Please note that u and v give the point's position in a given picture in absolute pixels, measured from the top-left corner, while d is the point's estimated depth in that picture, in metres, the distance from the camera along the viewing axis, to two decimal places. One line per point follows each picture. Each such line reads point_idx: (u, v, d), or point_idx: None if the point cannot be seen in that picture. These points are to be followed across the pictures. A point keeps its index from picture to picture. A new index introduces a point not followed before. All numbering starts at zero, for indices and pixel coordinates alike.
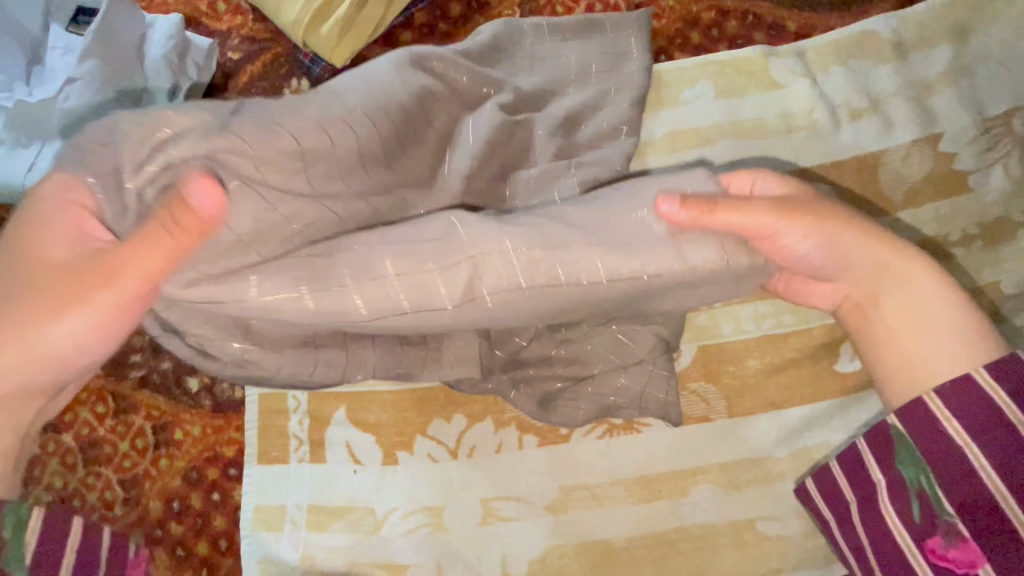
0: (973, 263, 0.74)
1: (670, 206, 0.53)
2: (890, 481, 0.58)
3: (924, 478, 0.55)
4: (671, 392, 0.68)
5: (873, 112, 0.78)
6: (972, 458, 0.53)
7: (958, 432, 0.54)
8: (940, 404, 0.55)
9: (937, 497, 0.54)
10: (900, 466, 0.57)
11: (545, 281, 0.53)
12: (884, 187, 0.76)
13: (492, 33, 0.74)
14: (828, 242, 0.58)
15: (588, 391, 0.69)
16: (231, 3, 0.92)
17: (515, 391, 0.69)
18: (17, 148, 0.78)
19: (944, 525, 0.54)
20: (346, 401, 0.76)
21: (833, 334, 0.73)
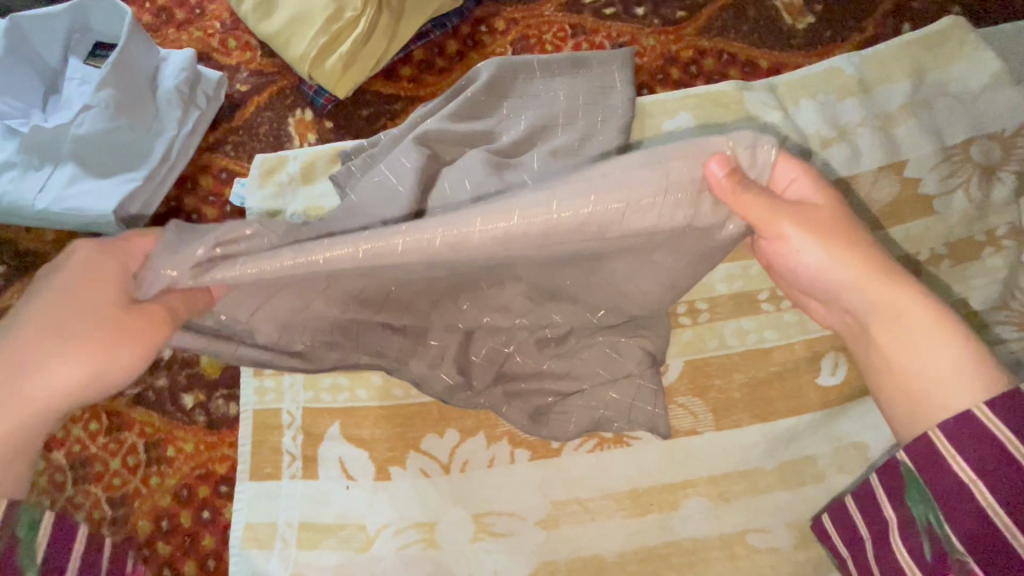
0: (944, 280, 0.78)
1: (718, 168, 0.51)
2: (901, 518, 0.53)
3: (933, 514, 0.50)
4: (659, 404, 0.70)
5: (841, 141, 0.84)
6: (981, 497, 0.47)
7: (964, 468, 0.48)
8: (944, 439, 0.50)
9: (948, 535, 0.49)
10: (911, 502, 0.52)
11: (545, 219, 0.50)
12: (855, 210, 0.81)
13: (490, 74, 0.79)
14: (834, 267, 0.55)
15: (578, 405, 0.70)
16: (242, 41, 0.99)
17: (508, 405, 0.71)
18: (29, 170, 0.82)
19: (956, 564, 0.48)
20: (340, 416, 0.77)
21: (813, 348, 0.76)
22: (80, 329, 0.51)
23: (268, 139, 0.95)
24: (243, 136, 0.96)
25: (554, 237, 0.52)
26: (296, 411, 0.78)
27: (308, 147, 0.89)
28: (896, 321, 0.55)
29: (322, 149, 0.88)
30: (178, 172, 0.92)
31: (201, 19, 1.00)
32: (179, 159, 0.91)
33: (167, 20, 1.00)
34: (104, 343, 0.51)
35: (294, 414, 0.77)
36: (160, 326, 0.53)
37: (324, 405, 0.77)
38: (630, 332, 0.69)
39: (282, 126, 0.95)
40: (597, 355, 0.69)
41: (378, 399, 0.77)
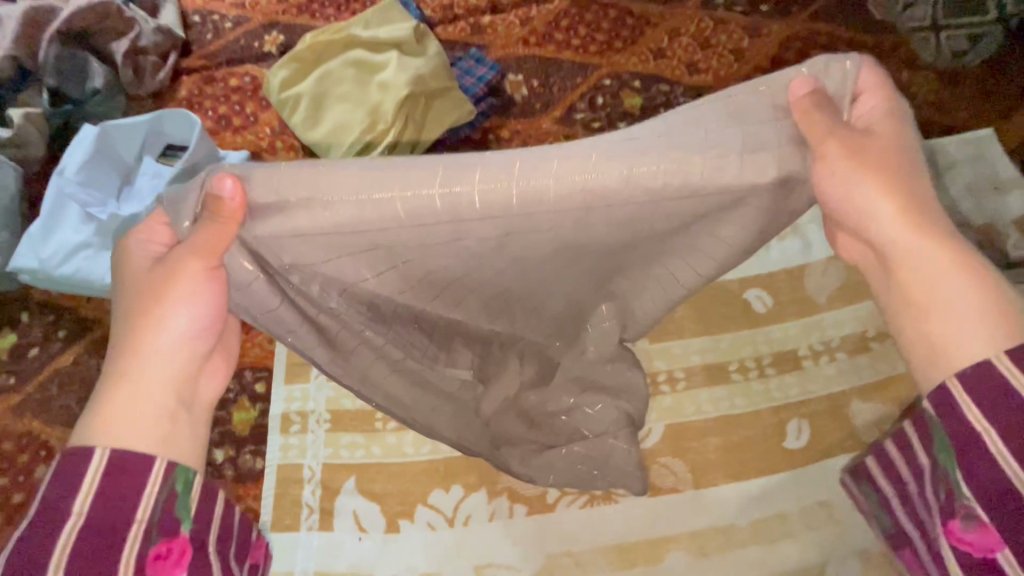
0: (890, 355, 0.89)
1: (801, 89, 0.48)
2: (932, 463, 0.50)
3: (951, 462, 0.45)
4: (631, 463, 0.79)
5: (793, 235, 0.99)
6: (992, 446, 0.42)
7: (976, 418, 0.43)
8: (958, 388, 0.44)
9: (959, 482, 0.45)
10: (933, 450, 0.48)
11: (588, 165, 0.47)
12: (808, 293, 0.94)
13: None
14: (866, 195, 0.47)
15: (559, 456, 0.79)
16: (288, 143, 1.17)
17: (498, 453, 0.77)
18: (102, 250, 0.97)
19: (963, 509, 0.45)
20: (356, 472, 0.85)
21: (779, 415, 0.86)
22: (154, 285, 0.52)
23: None
24: None
25: (635, 181, 0.48)
26: (316, 466, 0.86)
27: None
28: (919, 264, 0.47)
29: None
30: None
31: (254, 127, 1.20)
32: None
33: (227, 127, 1.20)
34: (189, 281, 0.51)
35: (314, 468, 0.86)
36: (201, 249, 0.49)
37: (342, 461, 0.86)
38: (613, 395, 0.78)
39: None
40: (581, 414, 0.78)
41: (390, 457, 0.86)
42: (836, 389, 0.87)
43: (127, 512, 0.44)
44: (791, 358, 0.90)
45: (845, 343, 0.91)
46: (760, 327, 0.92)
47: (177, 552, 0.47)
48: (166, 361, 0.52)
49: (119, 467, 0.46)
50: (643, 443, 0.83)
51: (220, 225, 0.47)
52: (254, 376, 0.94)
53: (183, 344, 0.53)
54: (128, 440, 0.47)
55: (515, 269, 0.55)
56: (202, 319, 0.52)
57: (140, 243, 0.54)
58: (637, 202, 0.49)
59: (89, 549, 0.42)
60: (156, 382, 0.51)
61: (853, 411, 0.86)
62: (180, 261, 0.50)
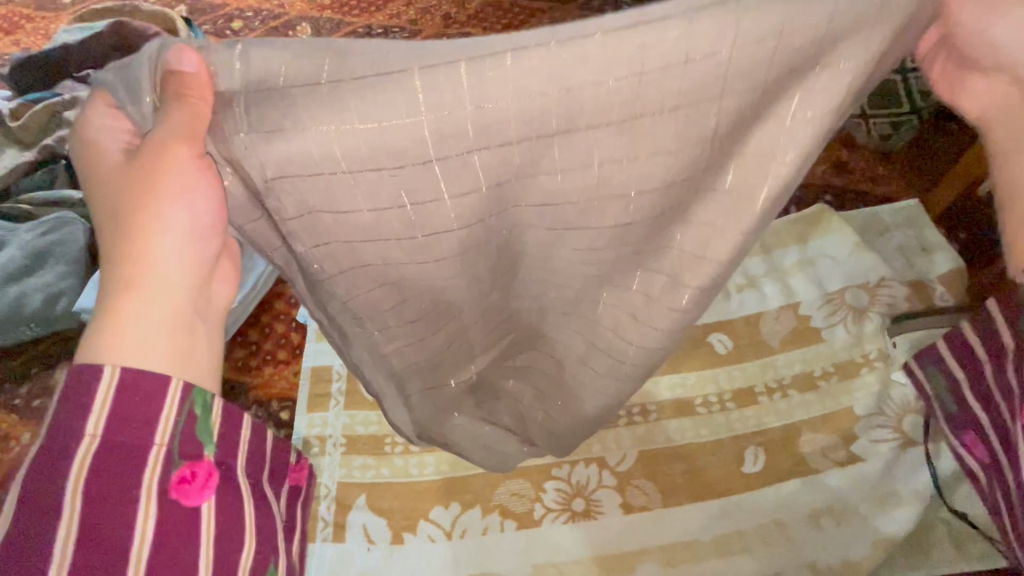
0: (835, 392, 1.02)
1: None
2: None
3: None
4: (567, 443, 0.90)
5: (750, 287, 1.15)
6: None
7: None
8: None
9: None
10: None
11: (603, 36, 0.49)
12: (764, 337, 1.09)
13: None
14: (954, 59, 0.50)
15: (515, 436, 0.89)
16: None
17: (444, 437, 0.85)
18: None
19: None
20: (367, 490, 0.97)
21: (738, 443, 0.98)
22: (137, 181, 0.54)
23: None
24: None
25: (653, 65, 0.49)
26: (332, 484, 0.98)
27: None
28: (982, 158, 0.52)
29: None
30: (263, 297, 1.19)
31: None
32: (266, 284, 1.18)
33: None
34: (171, 182, 0.52)
35: (330, 486, 0.98)
36: (179, 134, 0.50)
37: (355, 480, 0.98)
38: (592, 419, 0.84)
39: None
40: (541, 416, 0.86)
41: (397, 477, 0.98)
42: (788, 420, 1.00)
43: (140, 439, 0.49)
44: (748, 394, 1.03)
45: (796, 381, 1.04)
46: (721, 366, 1.06)
47: (202, 476, 0.52)
48: (172, 265, 0.55)
49: (131, 385, 0.50)
50: (618, 466, 0.95)
51: (189, 108, 0.49)
52: (281, 405, 1.08)
53: (178, 247, 0.55)
54: (141, 362, 0.52)
55: (503, 212, 0.55)
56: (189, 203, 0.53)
57: (116, 152, 0.56)
58: (631, 107, 0.50)
59: (110, 475, 0.48)
60: (161, 288, 0.54)
61: (804, 440, 0.98)
62: (156, 160, 0.52)
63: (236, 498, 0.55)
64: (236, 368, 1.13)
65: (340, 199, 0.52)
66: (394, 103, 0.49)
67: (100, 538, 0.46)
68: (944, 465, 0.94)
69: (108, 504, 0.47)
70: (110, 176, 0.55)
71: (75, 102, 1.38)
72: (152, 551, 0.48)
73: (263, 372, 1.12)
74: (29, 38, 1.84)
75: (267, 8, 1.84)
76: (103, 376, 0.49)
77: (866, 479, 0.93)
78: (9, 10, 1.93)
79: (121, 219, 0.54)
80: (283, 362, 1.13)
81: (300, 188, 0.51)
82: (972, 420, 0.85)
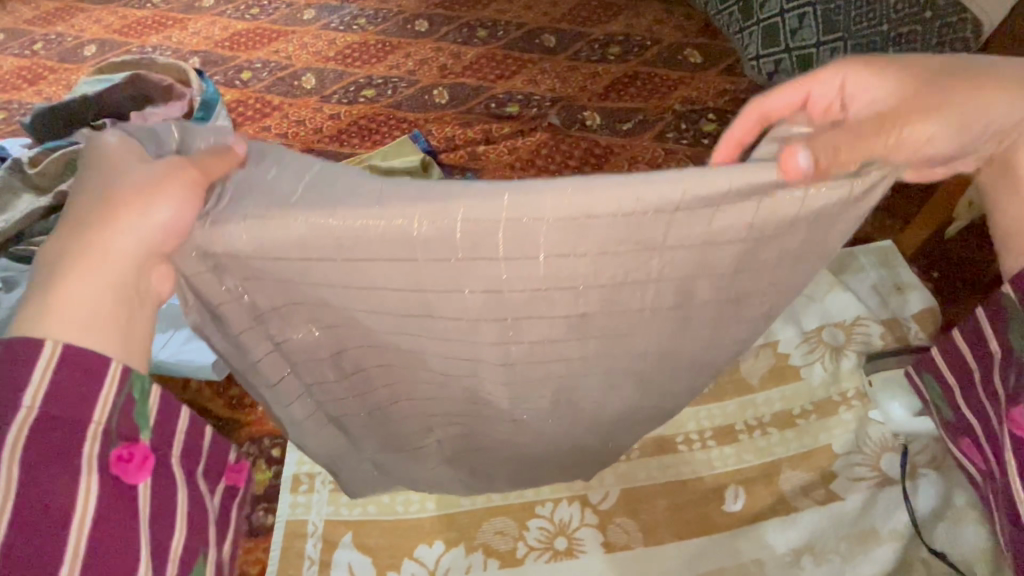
0: (813, 429, 1.04)
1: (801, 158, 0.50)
2: None
3: None
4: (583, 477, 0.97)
5: None
6: None
7: None
8: None
9: None
10: None
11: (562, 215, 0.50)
12: (744, 374, 1.12)
13: None
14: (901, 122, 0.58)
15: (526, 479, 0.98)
16: None
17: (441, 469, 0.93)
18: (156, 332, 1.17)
19: None
20: (353, 527, 0.99)
21: (718, 481, 1.00)
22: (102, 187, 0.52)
23: None
24: None
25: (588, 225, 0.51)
26: (319, 521, 1.00)
27: None
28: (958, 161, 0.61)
29: None
30: None
31: None
32: None
33: None
34: (149, 191, 0.51)
35: (317, 524, 0.99)
36: (166, 170, 0.51)
37: (341, 518, 0.99)
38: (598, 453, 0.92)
39: None
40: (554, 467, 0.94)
41: (383, 514, 0.99)
42: (767, 458, 1.02)
43: (78, 413, 0.50)
44: (729, 431, 1.05)
45: (775, 419, 1.06)
46: (702, 405, 1.08)
47: (139, 458, 0.53)
48: (111, 264, 0.51)
49: (70, 364, 0.50)
50: (600, 504, 0.97)
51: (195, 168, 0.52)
52: (272, 442, 1.11)
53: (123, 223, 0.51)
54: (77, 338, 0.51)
55: (466, 341, 0.61)
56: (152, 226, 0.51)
57: (116, 155, 0.54)
58: (572, 245, 0.52)
59: (48, 444, 0.49)
60: (101, 281, 0.51)
61: (783, 478, 0.99)
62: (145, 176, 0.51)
63: (169, 480, 0.58)
64: (230, 405, 1.15)
65: (315, 303, 0.58)
66: (344, 205, 0.50)
67: (32, 513, 0.48)
68: (921, 504, 0.95)
69: (46, 467, 0.48)
70: (96, 172, 0.53)
71: None
72: (91, 526, 0.50)
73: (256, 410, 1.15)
74: (51, 88, 1.95)
75: (275, 60, 1.96)
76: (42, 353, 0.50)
77: (845, 517, 0.95)
78: (33, 62, 2.05)
79: (84, 214, 0.51)
80: None
81: (257, 297, 0.57)
82: (967, 427, 0.83)
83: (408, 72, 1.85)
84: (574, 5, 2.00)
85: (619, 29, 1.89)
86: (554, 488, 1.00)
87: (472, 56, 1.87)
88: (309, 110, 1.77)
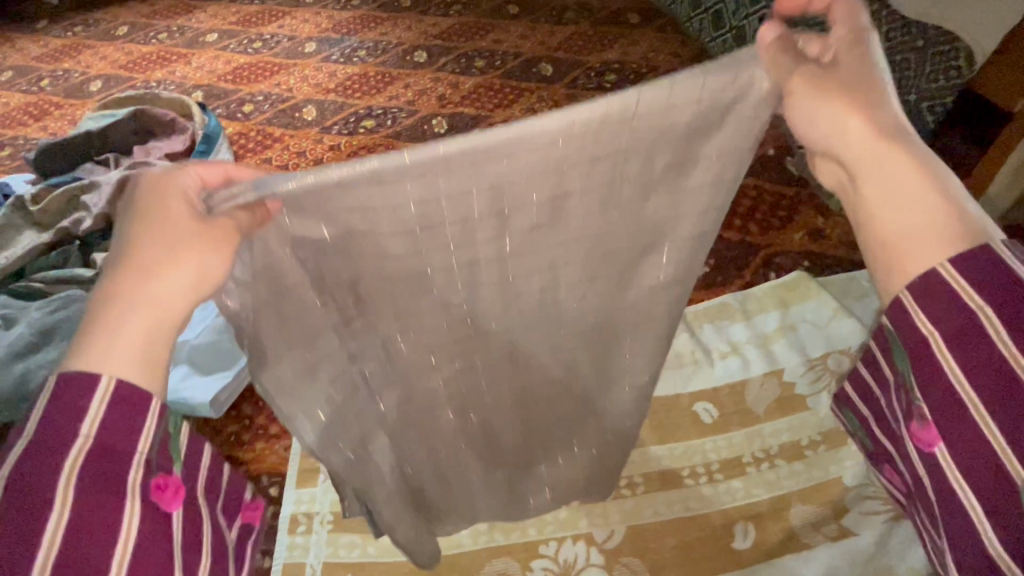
0: (823, 461, 1.02)
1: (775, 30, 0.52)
2: (896, 377, 0.53)
3: (907, 370, 0.50)
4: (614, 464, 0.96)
5: (735, 354, 1.17)
6: (942, 352, 0.46)
7: (925, 320, 0.47)
8: (909, 290, 0.48)
9: (913, 386, 0.50)
10: (896, 357, 0.52)
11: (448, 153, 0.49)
12: (750, 404, 1.10)
13: None
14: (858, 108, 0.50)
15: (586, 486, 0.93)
16: None
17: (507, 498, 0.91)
18: None
19: (917, 410, 0.50)
20: (352, 571, 0.96)
21: (727, 517, 0.97)
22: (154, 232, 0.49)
23: None
24: None
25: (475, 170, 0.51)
26: (317, 565, 0.97)
27: None
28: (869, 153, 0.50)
29: None
30: None
31: None
32: None
33: None
34: (201, 246, 0.49)
35: (315, 567, 0.97)
36: (208, 239, 0.49)
37: (341, 560, 0.97)
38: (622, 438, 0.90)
39: None
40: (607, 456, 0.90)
41: (384, 556, 0.97)
42: (777, 492, 0.99)
43: (128, 445, 0.47)
44: (736, 464, 1.03)
45: (783, 451, 1.04)
46: (708, 437, 1.06)
47: (173, 487, 0.50)
48: (156, 310, 0.49)
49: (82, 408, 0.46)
50: (604, 543, 0.95)
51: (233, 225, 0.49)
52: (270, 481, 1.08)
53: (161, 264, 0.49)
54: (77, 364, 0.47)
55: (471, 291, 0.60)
56: (189, 293, 0.49)
57: (188, 198, 0.50)
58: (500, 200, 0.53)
59: (99, 474, 0.45)
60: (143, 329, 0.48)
61: (793, 512, 0.97)
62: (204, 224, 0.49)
63: (195, 510, 0.54)
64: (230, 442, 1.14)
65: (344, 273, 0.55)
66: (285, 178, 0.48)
67: (78, 547, 0.43)
68: None
69: (92, 487, 0.45)
70: (161, 202, 0.50)
71: (92, 186, 1.49)
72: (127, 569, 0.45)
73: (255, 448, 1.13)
74: (56, 124, 1.99)
75: (275, 92, 1.99)
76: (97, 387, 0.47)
77: (860, 554, 0.92)
78: (40, 99, 2.09)
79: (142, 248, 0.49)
80: (274, 436, 1.14)
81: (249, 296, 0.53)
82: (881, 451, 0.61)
83: (407, 102, 1.87)
84: (569, 34, 2.03)
85: (613, 56, 1.92)
86: (558, 525, 0.98)
87: (470, 86, 1.90)
88: (309, 142, 1.79)
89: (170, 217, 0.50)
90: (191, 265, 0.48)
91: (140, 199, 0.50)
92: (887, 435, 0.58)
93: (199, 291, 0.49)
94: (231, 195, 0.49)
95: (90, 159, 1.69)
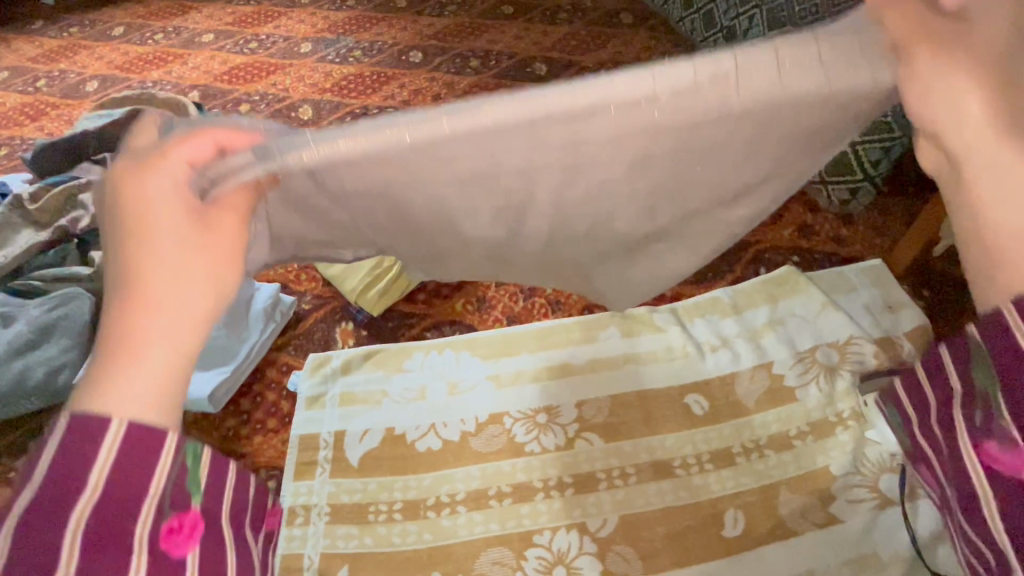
0: (811, 451, 1.04)
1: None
2: (939, 398, 0.70)
3: (993, 388, 0.60)
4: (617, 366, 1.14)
5: (725, 347, 1.19)
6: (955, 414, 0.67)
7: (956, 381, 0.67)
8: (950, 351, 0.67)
9: (1001, 404, 0.59)
10: (977, 375, 0.62)
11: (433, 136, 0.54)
12: (740, 396, 1.12)
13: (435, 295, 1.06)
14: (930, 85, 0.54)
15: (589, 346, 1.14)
16: (309, 273, 1.41)
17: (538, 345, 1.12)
18: None
19: (999, 429, 0.60)
20: (349, 561, 0.98)
21: (717, 506, 0.99)
22: (156, 251, 0.55)
23: (321, 343, 1.30)
24: (303, 340, 1.30)
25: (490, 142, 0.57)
26: (315, 555, 0.99)
27: (348, 348, 1.26)
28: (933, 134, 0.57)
29: (358, 350, 1.24)
30: (254, 367, 1.25)
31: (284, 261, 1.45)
32: (257, 355, 1.25)
33: None
34: (201, 241, 0.58)
35: (313, 557, 0.99)
36: (230, 254, 0.60)
37: (339, 551, 0.99)
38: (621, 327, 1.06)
39: (331, 333, 1.31)
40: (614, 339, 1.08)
41: (380, 547, 0.99)
42: (766, 481, 1.01)
43: (140, 487, 0.54)
44: (726, 455, 1.05)
45: (772, 441, 1.06)
46: (699, 428, 1.08)
47: (188, 527, 0.60)
48: (180, 305, 0.56)
49: (136, 442, 0.53)
50: (597, 532, 0.97)
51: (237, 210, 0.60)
52: (268, 475, 1.10)
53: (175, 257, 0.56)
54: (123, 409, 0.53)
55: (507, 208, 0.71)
56: (212, 292, 0.58)
57: (179, 183, 0.57)
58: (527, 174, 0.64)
59: (105, 523, 0.52)
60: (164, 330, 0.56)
61: (782, 501, 0.99)
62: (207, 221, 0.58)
63: (218, 539, 0.68)
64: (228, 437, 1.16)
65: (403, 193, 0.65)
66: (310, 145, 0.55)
67: (107, 510, 0.52)
68: (921, 526, 0.94)
69: (108, 551, 0.52)
70: (152, 204, 0.56)
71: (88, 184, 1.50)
72: None
73: (253, 443, 1.14)
74: (52, 124, 1.99)
75: (271, 93, 2.00)
76: (109, 429, 0.53)
77: (845, 541, 0.94)
78: (36, 99, 2.09)
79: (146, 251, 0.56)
80: (272, 431, 1.16)
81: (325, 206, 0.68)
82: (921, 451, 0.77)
83: (403, 102, 1.89)
84: (564, 34, 2.05)
85: (607, 56, 1.94)
86: (551, 516, 1.00)
87: (465, 86, 1.91)
88: None
89: (157, 209, 0.56)
90: (215, 280, 0.59)
91: (126, 235, 0.56)
92: (926, 454, 0.76)
93: (221, 288, 0.59)
94: (236, 167, 0.57)
95: (86, 159, 1.70)
